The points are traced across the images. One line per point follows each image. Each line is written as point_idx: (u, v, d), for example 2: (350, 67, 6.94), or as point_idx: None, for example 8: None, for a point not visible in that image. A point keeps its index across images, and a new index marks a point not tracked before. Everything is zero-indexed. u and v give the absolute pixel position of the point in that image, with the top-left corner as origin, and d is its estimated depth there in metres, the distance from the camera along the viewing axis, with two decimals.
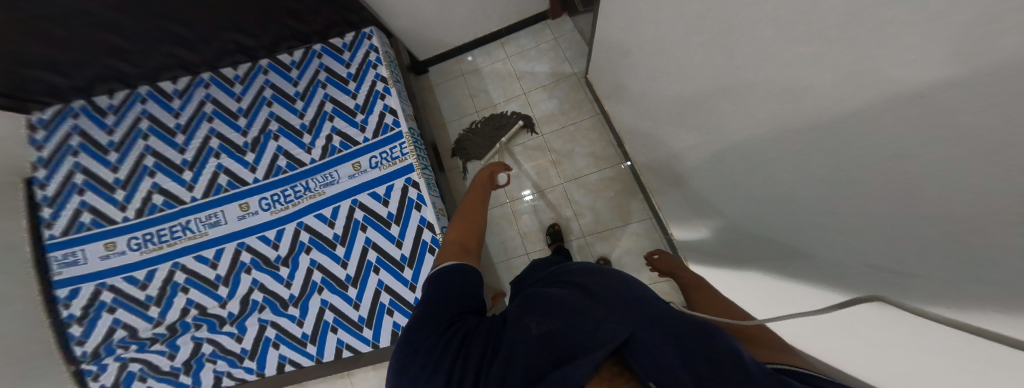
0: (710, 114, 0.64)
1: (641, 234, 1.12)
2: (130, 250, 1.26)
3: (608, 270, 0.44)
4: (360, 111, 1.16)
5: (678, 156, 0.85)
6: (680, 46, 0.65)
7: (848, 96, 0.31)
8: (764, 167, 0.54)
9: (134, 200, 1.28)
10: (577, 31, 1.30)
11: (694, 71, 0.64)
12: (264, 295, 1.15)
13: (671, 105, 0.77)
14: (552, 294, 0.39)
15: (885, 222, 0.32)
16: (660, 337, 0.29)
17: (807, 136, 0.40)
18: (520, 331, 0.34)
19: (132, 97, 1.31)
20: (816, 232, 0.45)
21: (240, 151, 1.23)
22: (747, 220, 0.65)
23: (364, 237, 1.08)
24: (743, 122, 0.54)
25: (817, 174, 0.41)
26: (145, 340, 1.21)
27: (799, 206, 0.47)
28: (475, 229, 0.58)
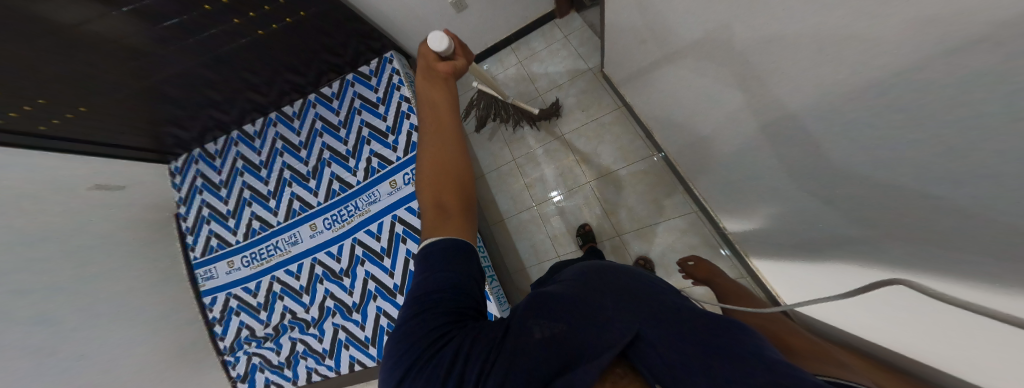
0: (753, 95, 0.55)
1: (685, 229, 1.02)
2: (243, 266, 1.60)
3: (612, 265, 0.42)
4: (391, 133, 1.26)
5: (717, 142, 0.76)
6: (703, 27, 0.58)
7: (911, 69, 0.25)
8: (829, 152, 0.45)
9: (240, 226, 1.61)
10: (587, 27, 1.23)
11: (723, 52, 0.56)
12: (334, 302, 1.36)
13: (705, 88, 0.69)
14: (555, 293, 0.36)
15: (975, 223, 0.26)
16: (671, 336, 0.27)
17: (879, 118, 0.33)
18: (522, 336, 0.30)
19: (228, 142, 1.64)
20: (907, 229, 0.36)
21: (305, 179, 1.46)
22: (819, 212, 0.54)
23: (405, 248, 1.19)
24: (792, 98, 0.46)
25: (898, 162, 0.33)
26: (260, 338, 1.56)
27: (885, 201, 0.38)
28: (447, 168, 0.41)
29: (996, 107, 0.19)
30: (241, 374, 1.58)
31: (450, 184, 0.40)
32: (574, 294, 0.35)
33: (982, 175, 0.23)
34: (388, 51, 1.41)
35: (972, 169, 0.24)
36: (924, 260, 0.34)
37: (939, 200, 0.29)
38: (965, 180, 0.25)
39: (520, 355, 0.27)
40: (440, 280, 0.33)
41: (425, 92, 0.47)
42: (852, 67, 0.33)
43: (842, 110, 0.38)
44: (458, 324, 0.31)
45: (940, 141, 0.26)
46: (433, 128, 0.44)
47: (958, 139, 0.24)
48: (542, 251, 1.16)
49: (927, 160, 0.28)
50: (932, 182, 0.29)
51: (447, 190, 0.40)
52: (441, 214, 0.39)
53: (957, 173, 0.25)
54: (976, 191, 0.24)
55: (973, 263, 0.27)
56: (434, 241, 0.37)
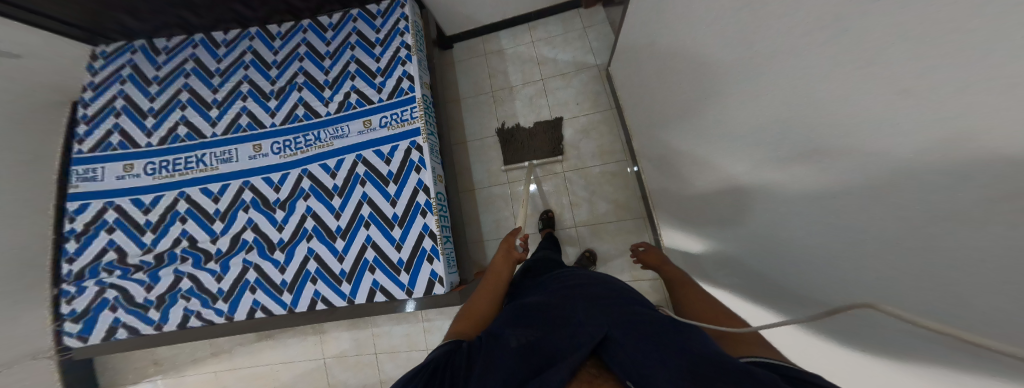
0: (716, 100, 0.62)
1: (632, 231, 1.11)
2: (145, 174, 1.33)
3: (587, 281, 0.58)
4: (380, 74, 1.13)
5: (677, 149, 0.84)
6: (695, 30, 0.63)
7: (865, 32, 0.27)
8: (758, 147, 0.51)
9: (161, 129, 1.36)
10: (608, 23, 1.32)
11: (705, 55, 0.62)
12: (255, 235, 1.21)
13: (682, 96, 0.75)
14: (541, 311, 0.49)
15: (875, 172, 0.29)
16: (629, 337, 0.39)
17: (811, 94, 0.37)
18: (506, 341, 0.41)
19: (187, 42, 1.39)
20: (817, 208, 0.41)
21: (266, 98, 1.26)
22: (734, 209, 0.63)
23: (361, 191, 1.07)
24: (748, 100, 0.51)
25: (813, 136, 0.38)
26: (129, 267, 1.28)
27: (795, 185, 0.44)
28: (481, 316, 0.58)
29: (941, 26, 0.20)
30: (76, 311, 1.25)
31: (475, 321, 0.56)
32: (555, 313, 0.48)
33: (894, 109, 0.25)
34: None
35: (883, 110, 0.27)
36: (832, 234, 0.39)
37: (840, 165, 0.34)
38: (876, 125, 0.28)
39: (500, 354, 0.38)
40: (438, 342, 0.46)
41: (496, 265, 0.76)
42: (803, 46, 0.37)
43: (785, 98, 0.42)
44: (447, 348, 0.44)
45: (859, 93, 0.29)
46: (489, 284, 0.69)
47: (881, 77, 0.26)
48: (504, 228, 1.22)
49: (842, 122, 0.32)
50: (843, 147, 0.33)
51: (476, 324, 0.55)
52: (464, 328, 0.53)
53: (868, 122, 0.29)
54: (884, 130, 0.27)
55: (886, 213, 0.30)
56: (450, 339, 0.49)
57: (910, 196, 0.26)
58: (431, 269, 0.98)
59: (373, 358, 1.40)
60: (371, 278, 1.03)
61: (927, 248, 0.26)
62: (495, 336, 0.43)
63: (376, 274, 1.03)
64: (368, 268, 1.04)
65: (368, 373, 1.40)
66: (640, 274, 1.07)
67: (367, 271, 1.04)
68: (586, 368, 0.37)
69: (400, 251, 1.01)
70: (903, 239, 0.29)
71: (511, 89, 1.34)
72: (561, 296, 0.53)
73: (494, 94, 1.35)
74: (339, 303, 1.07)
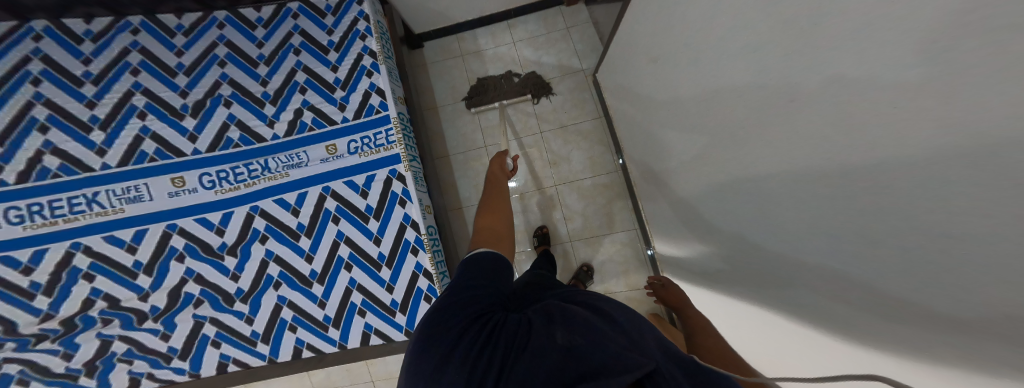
0: (713, 140, 0.62)
1: (626, 243, 1.15)
2: (7, 223, 0.99)
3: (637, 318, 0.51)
4: (340, 87, 0.92)
5: (673, 170, 0.85)
6: (698, 64, 0.61)
7: (858, 170, 0.30)
8: (755, 198, 0.53)
9: (14, 159, 0.98)
10: (591, 24, 1.21)
11: (705, 93, 0.60)
12: (201, 287, 1.01)
13: (677, 123, 0.75)
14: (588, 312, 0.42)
15: (877, 277, 0.32)
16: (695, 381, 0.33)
17: (809, 179, 0.39)
18: (547, 334, 0.36)
19: (23, 31, 0.96)
20: (805, 271, 0.45)
21: (177, 115, 0.96)
22: (725, 246, 0.68)
23: (336, 230, 0.93)
24: (746, 160, 0.53)
25: (813, 224, 0.40)
26: (26, 337, 1.03)
27: (790, 245, 0.47)
28: (504, 223, 0.62)
29: (949, 222, 0.22)
30: None
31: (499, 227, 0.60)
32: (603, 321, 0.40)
33: (912, 242, 0.27)
34: None
35: (897, 237, 0.28)
36: (818, 297, 0.43)
37: (842, 253, 0.36)
38: (885, 243, 0.30)
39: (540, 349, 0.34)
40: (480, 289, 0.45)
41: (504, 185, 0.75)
42: (796, 137, 0.39)
43: (781, 167, 0.44)
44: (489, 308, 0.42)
45: (861, 208, 0.31)
46: (504, 198, 0.70)
47: (890, 209, 0.28)
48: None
49: (846, 221, 0.34)
50: (850, 243, 0.34)
51: (502, 230, 0.60)
52: (491, 237, 0.58)
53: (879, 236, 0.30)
54: (901, 255, 0.28)
55: (877, 309, 0.33)
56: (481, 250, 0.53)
57: (911, 310, 0.29)
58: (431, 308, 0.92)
59: (370, 384, 1.34)
60: (362, 321, 0.95)
61: (907, 356, 0.30)
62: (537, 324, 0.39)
63: (368, 317, 0.95)
64: (358, 311, 0.95)
65: None
66: (634, 283, 1.12)
67: (357, 314, 0.95)
68: None
69: (392, 292, 0.93)
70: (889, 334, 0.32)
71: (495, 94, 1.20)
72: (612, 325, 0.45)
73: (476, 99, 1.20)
74: (329, 349, 0.98)
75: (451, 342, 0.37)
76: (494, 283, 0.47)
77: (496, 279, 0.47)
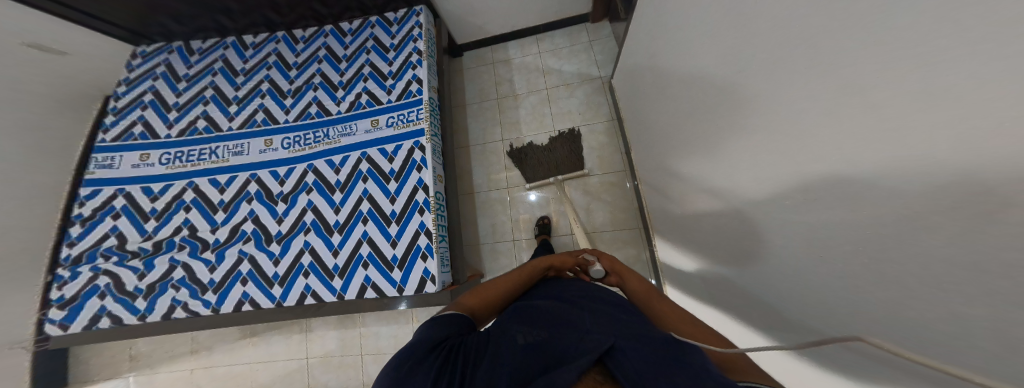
0: (729, 95, 0.57)
1: (627, 241, 1.23)
2: (159, 163, 1.40)
3: (591, 292, 0.65)
4: (391, 77, 1.20)
5: (687, 155, 0.81)
6: (713, 21, 0.59)
7: (883, 23, 0.26)
8: (776, 139, 0.46)
9: (181, 122, 1.44)
10: (613, 37, 1.41)
11: (719, 49, 0.58)
12: (254, 227, 1.21)
13: (693, 97, 0.72)
14: (546, 316, 0.54)
15: (886, 156, 0.27)
16: (636, 345, 0.43)
17: (836, 69, 0.33)
18: (513, 342, 0.47)
19: (219, 44, 1.50)
20: (833, 200, 0.36)
21: (283, 96, 1.33)
22: (737, 220, 0.62)
23: (362, 188, 1.10)
24: (758, 104, 0.49)
25: (826, 136, 0.35)
26: (127, 254, 1.32)
27: (811, 173, 0.39)
28: (485, 293, 0.69)
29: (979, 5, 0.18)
30: (64, 298, 1.28)
31: (485, 295, 0.68)
32: (556, 316, 0.54)
33: (959, 46, 0.20)
34: (417, 5, 1.28)
35: (942, 55, 0.21)
36: (853, 228, 0.33)
37: (872, 138, 0.28)
38: (939, 76, 0.22)
39: (503, 360, 0.43)
40: (448, 326, 0.54)
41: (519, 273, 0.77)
42: (815, 41, 0.36)
43: (809, 82, 0.37)
44: (456, 338, 0.51)
45: (895, 58, 0.25)
46: (514, 277, 0.75)
47: (916, 47, 0.23)
48: (499, 232, 1.39)
49: (885, 85, 0.27)
50: (884, 115, 0.27)
51: (486, 295, 0.68)
52: (476, 296, 0.68)
53: (926, 72, 0.23)
54: (947, 80, 0.21)
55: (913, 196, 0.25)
56: (452, 312, 0.61)
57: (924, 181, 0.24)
58: (424, 267, 1.00)
59: (358, 358, 1.47)
60: (363, 274, 1.05)
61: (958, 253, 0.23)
62: (499, 339, 0.49)
63: (369, 270, 1.04)
64: (362, 264, 1.05)
65: (350, 373, 1.47)
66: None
67: (360, 266, 1.05)
68: (591, 375, 0.39)
69: (395, 247, 1.03)
70: (941, 220, 0.23)
71: (516, 96, 1.46)
72: (568, 305, 0.59)
73: (500, 100, 1.47)
74: (329, 299, 1.07)
75: (423, 369, 0.43)
76: (459, 322, 0.57)
77: (464, 324, 0.57)
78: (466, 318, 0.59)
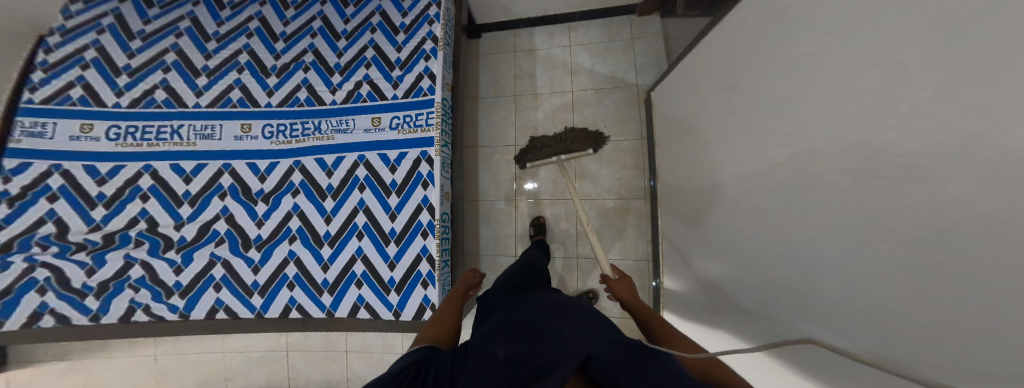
0: (768, 182, 0.53)
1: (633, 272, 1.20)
2: (105, 138, 1.17)
3: (568, 299, 0.61)
4: (398, 67, 1.04)
5: (710, 206, 0.78)
6: (768, 89, 0.54)
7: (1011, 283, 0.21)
8: (808, 245, 0.45)
9: (134, 90, 1.20)
10: (662, 36, 1.27)
11: (768, 122, 0.54)
12: (228, 227, 1.05)
13: (735, 153, 0.67)
14: (524, 323, 0.49)
15: None
16: (617, 352, 0.39)
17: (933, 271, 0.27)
18: (489, 358, 0.42)
19: None
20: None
21: (265, 73, 1.12)
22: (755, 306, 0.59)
23: (358, 197, 0.99)
24: (805, 225, 0.44)
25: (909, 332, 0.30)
26: (70, 246, 1.12)
27: (846, 303, 0.38)
28: (444, 319, 0.66)
29: None
30: None
31: (440, 327, 0.63)
32: (534, 321, 0.49)
33: None
34: None
35: None
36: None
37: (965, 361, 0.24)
38: None
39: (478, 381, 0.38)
40: (414, 355, 0.49)
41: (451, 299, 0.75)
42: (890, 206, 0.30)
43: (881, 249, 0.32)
44: (427, 364, 0.46)
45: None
46: (451, 301, 0.75)
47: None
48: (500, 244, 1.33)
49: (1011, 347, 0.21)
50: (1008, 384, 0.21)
51: (440, 323, 0.64)
52: (434, 325, 0.64)
53: None
54: None
55: None
56: (416, 343, 0.55)
57: None
58: (424, 294, 0.95)
59: (343, 354, 1.40)
60: (356, 293, 0.97)
61: None
62: (474, 357, 0.44)
63: (362, 289, 0.97)
64: (354, 282, 0.97)
65: (333, 368, 1.40)
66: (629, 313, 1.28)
67: (353, 285, 0.97)
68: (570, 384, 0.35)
69: (392, 271, 0.96)
70: None
71: (536, 94, 1.32)
72: (545, 309, 0.54)
73: (517, 97, 1.34)
74: (316, 315, 0.98)
75: None
76: (426, 348, 0.52)
77: (432, 348, 0.52)
78: (431, 345, 0.54)
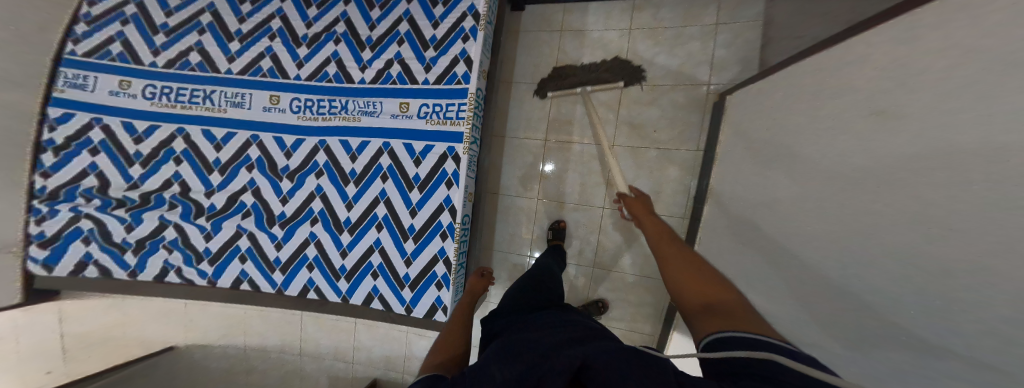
0: (833, 258, 0.47)
1: (648, 288, 1.21)
2: (142, 97, 1.17)
3: (566, 315, 0.57)
4: (433, 47, 0.96)
5: (768, 247, 0.69)
6: (860, 131, 0.46)
7: None
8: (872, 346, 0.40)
9: (171, 51, 1.18)
10: (764, 21, 1.00)
11: (852, 172, 0.46)
12: (255, 200, 1.05)
13: (814, 195, 0.57)
14: (519, 343, 0.43)
15: None
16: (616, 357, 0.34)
17: None
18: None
19: None
20: None
21: (296, 42, 1.07)
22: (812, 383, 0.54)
23: (380, 187, 0.96)
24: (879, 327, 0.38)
25: None
26: (110, 201, 1.15)
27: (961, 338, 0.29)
28: (454, 336, 0.56)
29: None
30: (44, 235, 1.14)
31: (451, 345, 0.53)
32: (528, 340, 0.44)
33: None
34: None
35: None
36: None
37: None
38: None
39: None
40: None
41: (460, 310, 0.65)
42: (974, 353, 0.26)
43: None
44: None
45: None
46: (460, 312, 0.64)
47: None
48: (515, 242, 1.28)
49: None
50: None
51: (452, 341, 0.54)
52: (444, 346, 0.53)
53: None
54: None
55: None
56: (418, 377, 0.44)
57: None
58: (437, 295, 0.94)
59: (352, 325, 1.40)
60: (371, 284, 0.96)
61: None
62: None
63: (377, 281, 0.96)
64: (371, 273, 0.96)
65: (342, 337, 1.41)
66: (636, 326, 1.22)
67: (369, 276, 0.96)
68: None
69: (408, 267, 0.95)
70: None
71: (577, 83, 1.20)
72: (538, 329, 0.50)
73: (555, 86, 1.22)
74: (333, 299, 0.97)
75: None
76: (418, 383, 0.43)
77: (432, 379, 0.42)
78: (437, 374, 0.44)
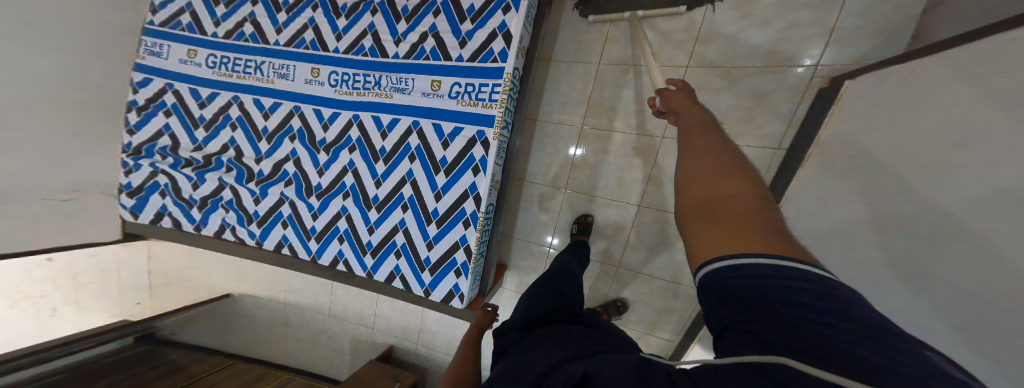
0: None
1: (678, 296, 1.07)
2: (205, 66, 1.26)
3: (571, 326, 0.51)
4: (471, 18, 0.87)
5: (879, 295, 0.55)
6: None
7: None
8: None
9: (229, 22, 1.24)
10: None
11: None
12: (295, 170, 1.09)
13: (989, 240, 0.41)
14: (519, 366, 0.39)
15: None
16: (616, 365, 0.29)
17: None
18: None
19: None
20: None
21: (336, 14, 1.04)
22: None
23: (408, 168, 0.93)
24: None
25: None
26: (180, 160, 1.29)
27: None
28: None
29: None
30: (132, 186, 1.31)
31: None
32: (529, 361, 0.39)
33: None
34: None
35: None
36: None
37: None
38: None
39: None
40: None
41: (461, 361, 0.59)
42: None
43: None
44: None
45: None
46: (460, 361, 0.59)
47: None
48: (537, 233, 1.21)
49: None
50: None
51: None
52: None
53: None
54: None
55: None
56: None
57: None
58: (455, 282, 0.91)
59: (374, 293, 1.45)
60: (394, 263, 0.96)
61: None
62: None
63: (400, 260, 0.95)
64: (394, 252, 0.96)
65: (364, 304, 1.47)
66: (654, 330, 1.12)
67: (392, 254, 0.96)
68: None
69: (429, 250, 0.92)
70: None
71: (629, 62, 1.02)
72: (539, 343, 0.45)
73: (601, 64, 1.05)
74: (359, 272, 0.99)
75: None
76: None
77: None
78: None
